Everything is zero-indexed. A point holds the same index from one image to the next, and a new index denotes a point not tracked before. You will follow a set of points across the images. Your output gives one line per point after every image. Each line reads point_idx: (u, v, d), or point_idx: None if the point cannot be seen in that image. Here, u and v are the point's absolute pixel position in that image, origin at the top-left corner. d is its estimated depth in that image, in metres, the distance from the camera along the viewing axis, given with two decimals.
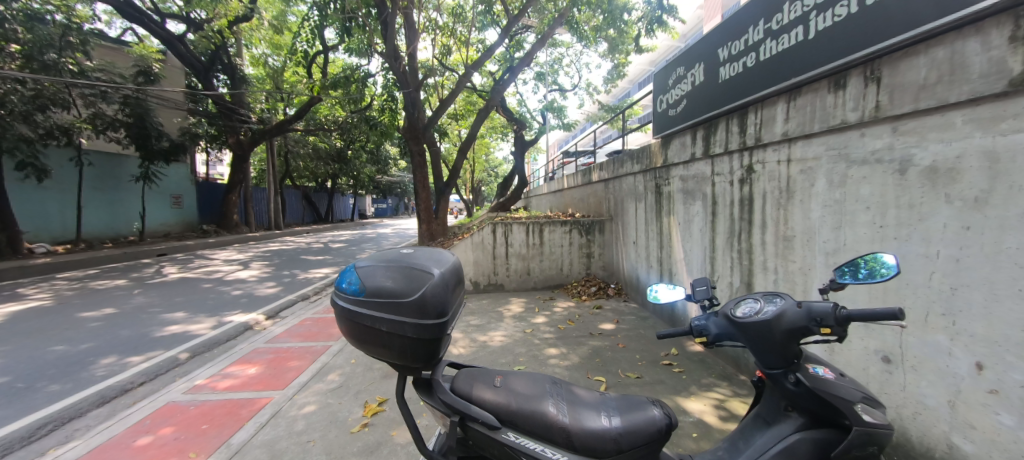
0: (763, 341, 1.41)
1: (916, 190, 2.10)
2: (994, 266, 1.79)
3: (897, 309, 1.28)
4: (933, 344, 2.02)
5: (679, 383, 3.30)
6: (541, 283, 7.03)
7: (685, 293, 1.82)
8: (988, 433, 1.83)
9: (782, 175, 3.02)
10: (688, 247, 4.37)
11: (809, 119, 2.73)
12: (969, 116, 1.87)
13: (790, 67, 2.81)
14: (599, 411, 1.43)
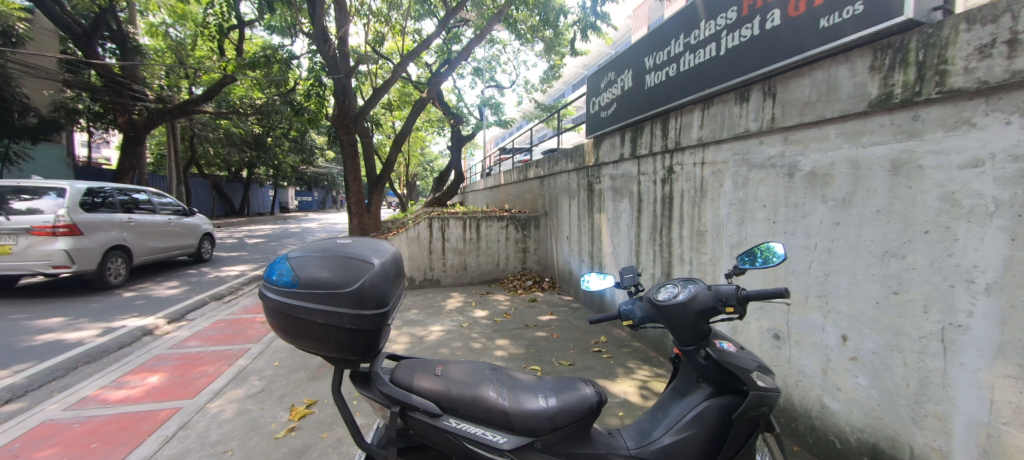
0: (679, 321, 1.58)
1: (800, 192, 2.46)
2: (854, 255, 2.17)
3: (784, 289, 1.51)
4: (811, 321, 2.40)
5: (607, 368, 3.55)
6: (478, 278, 7.07)
7: (614, 281, 1.97)
8: (848, 392, 2.21)
9: (696, 176, 3.36)
10: (616, 241, 4.67)
11: (719, 127, 3.07)
12: (840, 129, 2.24)
13: (704, 79, 3.12)
14: (536, 393, 1.51)
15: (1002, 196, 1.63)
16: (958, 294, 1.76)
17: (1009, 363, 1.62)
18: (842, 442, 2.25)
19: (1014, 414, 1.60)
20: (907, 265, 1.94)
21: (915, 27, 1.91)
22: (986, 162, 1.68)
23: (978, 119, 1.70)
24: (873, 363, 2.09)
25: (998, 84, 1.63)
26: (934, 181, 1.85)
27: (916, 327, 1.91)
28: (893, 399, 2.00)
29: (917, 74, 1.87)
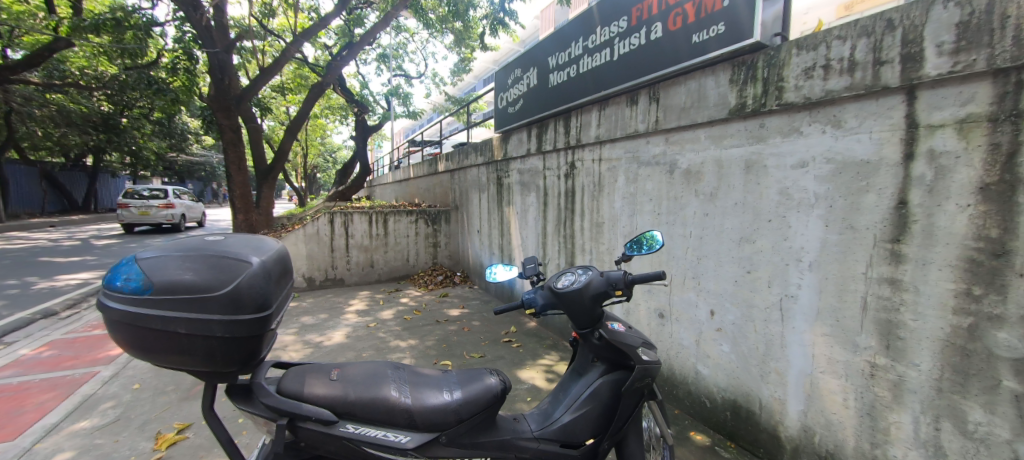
0: (576, 306, 1.68)
1: (678, 187, 2.79)
2: (719, 242, 2.53)
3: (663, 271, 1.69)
4: (688, 300, 2.75)
5: (516, 356, 3.66)
6: (386, 275, 6.75)
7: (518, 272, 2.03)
8: (715, 359, 2.58)
9: (595, 172, 3.61)
10: (525, 234, 4.83)
11: (613, 127, 3.33)
12: (708, 133, 2.58)
13: (601, 81, 3.35)
14: (441, 388, 1.49)
15: (820, 191, 2.03)
16: (791, 270, 2.16)
17: (824, 324, 2.03)
18: (710, 402, 2.62)
19: (827, 364, 2.02)
20: (757, 248, 2.32)
21: (762, 49, 2.27)
22: (809, 163, 2.08)
23: (804, 128, 2.09)
24: (732, 333, 2.46)
25: (817, 100, 2.01)
26: (775, 178, 2.23)
27: (762, 300, 2.30)
28: (747, 361, 2.39)
29: (763, 88, 2.23)
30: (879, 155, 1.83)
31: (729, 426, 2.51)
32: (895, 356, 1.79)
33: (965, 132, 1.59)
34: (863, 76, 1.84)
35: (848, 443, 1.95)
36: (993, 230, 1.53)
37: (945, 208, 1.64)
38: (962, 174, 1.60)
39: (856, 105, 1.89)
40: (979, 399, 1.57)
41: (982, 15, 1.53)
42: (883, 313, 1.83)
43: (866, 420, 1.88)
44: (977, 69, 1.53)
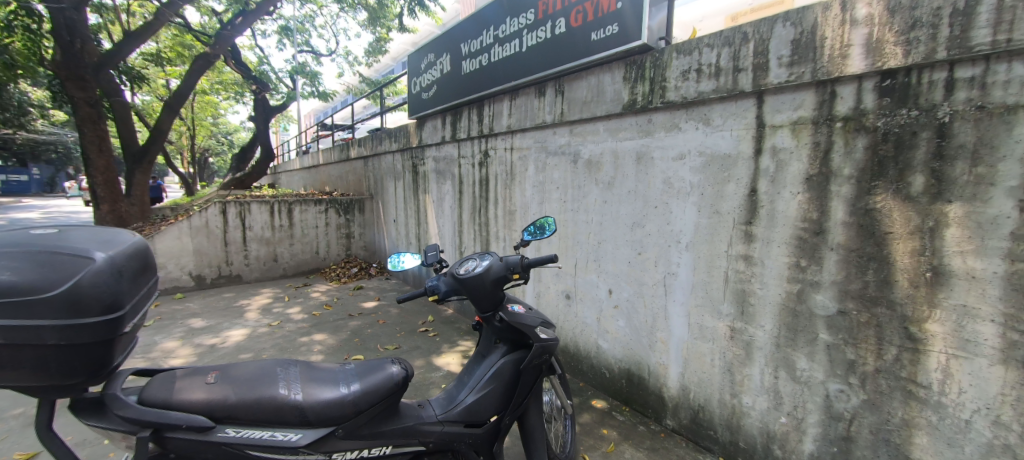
0: (477, 291, 1.74)
1: (582, 176, 2.98)
2: (615, 227, 2.76)
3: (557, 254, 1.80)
4: (590, 281, 2.97)
5: (433, 345, 3.66)
6: (292, 269, 6.24)
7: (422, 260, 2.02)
8: (613, 333, 2.83)
9: (507, 161, 3.70)
10: (442, 222, 4.80)
11: (523, 117, 3.43)
12: (606, 126, 2.79)
13: (511, 71, 3.42)
14: (338, 382, 1.46)
15: (694, 180, 2.32)
16: (672, 251, 2.44)
17: (697, 296, 2.33)
18: (609, 372, 2.88)
19: (699, 330, 2.33)
20: (646, 232, 2.57)
21: (649, 51, 2.50)
22: (686, 156, 2.35)
23: (682, 125, 2.36)
24: (627, 309, 2.72)
25: (692, 100, 2.28)
26: (660, 169, 2.49)
27: (650, 278, 2.57)
28: (638, 333, 2.66)
29: (650, 87, 2.47)
30: (737, 149, 2.13)
31: (624, 393, 2.78)
32: (747, 319, 2.13)
33: (796, 132, 1.93)
34: (726, 80, 2.13)
35: (714, 397, 2.29)
36: (814, 213, 1.88)
37: (783, 195, 1.98)
38: (794, 167, 1.94)
39: (721, 105, 2.18)
40: (804, 350, 1.94)
41: (808, 35, 1.85)
42: (739, 284, 2.15)
43: (727, 376, 2.22)
44: (805, 80, 1.86)
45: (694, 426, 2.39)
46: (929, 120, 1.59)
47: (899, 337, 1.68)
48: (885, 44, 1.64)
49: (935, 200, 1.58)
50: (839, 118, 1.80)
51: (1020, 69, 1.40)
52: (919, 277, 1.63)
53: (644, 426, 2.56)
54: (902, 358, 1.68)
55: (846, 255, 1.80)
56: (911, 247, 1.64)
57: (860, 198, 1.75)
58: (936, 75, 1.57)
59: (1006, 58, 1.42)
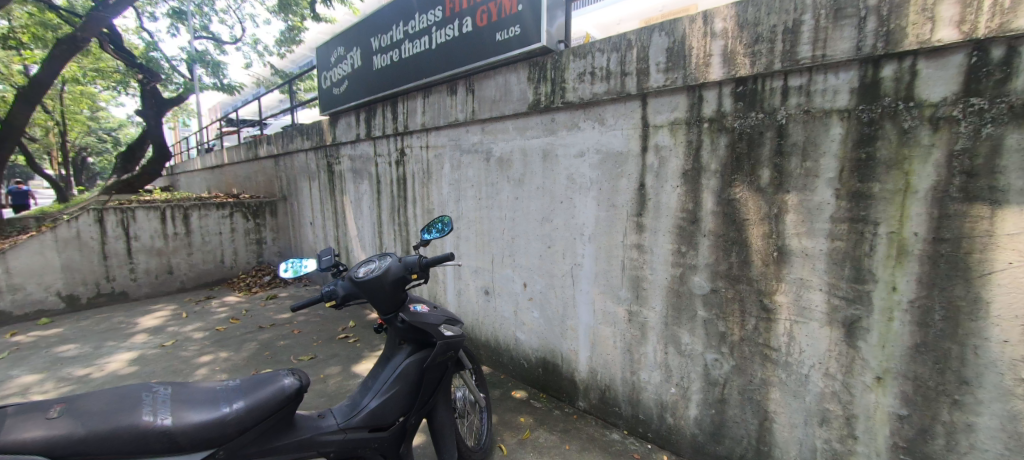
0: (376, 294, 1.74)
1: (495, 174, 3.07)
2: (527, 222, 2.87)
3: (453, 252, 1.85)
4: (506, 275, 3.07)
5: (352, 352, 3.53)
6: (192, 282, 5.63)
7: (314, 264, 1.91)
8: (529, 325, 2.94)
9: (423, 159, 3.67)
10: (361, 223, 4.63)
11: (437, 115, 3.42)
12: (514, 125, 2.89)
13: (422, 68, 3.37)
14: (218, 401, 1.36)
15: (593, 176, 2.48)
16: (577, 242, 2.59)
17: (600, 284, 2.50)
18: (527, 362, 2.99)
19: (603, 315, 2.51)
20: (554, 226, 2.71)
21: (549, 53, 2.61)
22: (585, 153, 2.51)
23: (581, 124, 2.52)
24: (540, 300, 2.84)
25: (588, 101, 2.44)
26: (564, 166, 2.63)
27: (559, 269, 2.71)
28: (551, 323, 2.80)
29: (551, 88, 2.59)
30: (627, 147, 2.32)
31: (541, 381, 2.91)
32: (641, 303, 2.33)
33: (674, 131, 2.14)
34: (615, 83, 2.30)
35: (618, 376, 2.48)
36: (689, 204, 2.11)
37: (665, 189, 2.19)
38: (673, 163, 2.15)
39: (613, 106, 2.35)
40: (686, 326, 2.17)
41: (679, 44, 2.06)
42: (634, 271, 2.35)
43: (627, 355, 2.42)
44: (678, 85, 2.07)
45: (602, 405, 2.58)
46: (772, 122, 1.85)
47: (757, 309, 1.95)
48: (736, 55, 1.88)
49: (778, 191, 1.85)
50: (706, 119, 2.03)
51: (832, 80, 1.69)
52: (769, 256, 1.90)
53: (559, 410, 2.70)
54: (759, 326, 1.95)
55: (715, 240, 2.04)
56: (762, 231, 1.90)
57: (724, 190, 2.00)
58: (775, 83, 1.83)
59: (822, 70, 1.70)
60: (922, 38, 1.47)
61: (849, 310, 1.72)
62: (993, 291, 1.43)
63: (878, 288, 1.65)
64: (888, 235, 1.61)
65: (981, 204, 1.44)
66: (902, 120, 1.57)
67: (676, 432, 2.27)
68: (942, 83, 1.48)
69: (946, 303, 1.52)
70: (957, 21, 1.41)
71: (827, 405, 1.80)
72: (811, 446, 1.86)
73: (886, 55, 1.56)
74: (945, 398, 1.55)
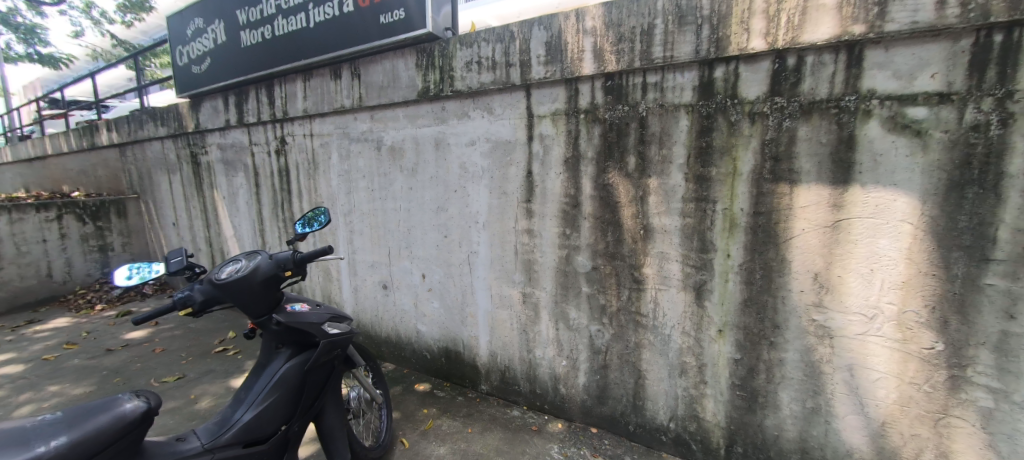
0: (243, 295, 1.60)
1: (386, 164, 2.96)
2: (422, 212, 2.85)
3: (331, 245, 1.77)
4: (404, 267, 3.01)
5: (231, 365, 3.16)
6: (5, 303, 4.49)
7: (161, 271, 1.64)
8: (430, 315, 2.94)
9: (307, 148, 3.38)
10: (238, 221, 4.12)
11: (320, 100, 3.16)
12: (404, 113, 2.81)
13: (299, 48, 3.08)
14: (29, 440, 1.11)
15: (484, 165, 2.54)
16: (472, 230, 2.64)
17: (495, 270, 2.60)
18: (429, 353, 2.99)
19: (500, 299, 2.61)
20: (449, 215, 2.73)
21: (436, 40, 2.58)
22: (475, 142, 2.56)
23: (471, 113, 2.55)
24: (439, 290, 2.85)
25: (476, 90, 2.47)
26: (456, 155, 2.65)
27: (456, 258, 2.74)
28: (451, 312, 2.83)
29: (440, 76, 2.57)
30: (514, 136, 2.41)
31: (444, 370, 2.93)
32: (533, 284, 2.47)
33: (555, 121, 2.28)
34: (500, 73, 2.36)
35: (516, 356, 2.60)
36: (571, 189, 2.27)
37: (550, 175, 2.33)
38: (555, 151, 2.30)
39: (500, 96, 2.43)
40: (573, 302, 2.35)
41: (556, 39, 2.18)
42: (526, 255, 2.47)
43: (523, 335, 2.56)
44: (557, 77, 2.20)
45: (503, 386, 2.68)
46: (635, 114, 2.07)
47: (629, 281, 2.19)
48: (604, 51, 2.06)
49: (642, 176, 2.09)
50: (582, 111, 2.19)
51: (679, 78, 1.94)
52: (637, 234, 2.13)
53: (462, 396, 2.75)
54: (632, 296, 2.19)
55: (594, 222, 2.23)
56: (631, 212, 2.13)
57: (599, 175, 2.19)
58: (636, 79, 2.04)
59: (671, 70, 1.95)
60: (741, 46, 1.77)
61: (698, 276, 2.02)
62: (792, 253, 1.81)
63: (717, 256, 1.96)
64: (723, 212, 1.92)
65: (784, 183, 1.79)
66: (731, 115, 1.86)
67: (568, 400, 2.47)
68: (756, 84, 1.80)
69: (764, 265, 1.87)
70: (764, 33, 1.72)
71: (684, 358, 2.11)
72: (674, 395, 2.16)
73: (717, 59, 1.84)
74: (764, 341, 1.91)
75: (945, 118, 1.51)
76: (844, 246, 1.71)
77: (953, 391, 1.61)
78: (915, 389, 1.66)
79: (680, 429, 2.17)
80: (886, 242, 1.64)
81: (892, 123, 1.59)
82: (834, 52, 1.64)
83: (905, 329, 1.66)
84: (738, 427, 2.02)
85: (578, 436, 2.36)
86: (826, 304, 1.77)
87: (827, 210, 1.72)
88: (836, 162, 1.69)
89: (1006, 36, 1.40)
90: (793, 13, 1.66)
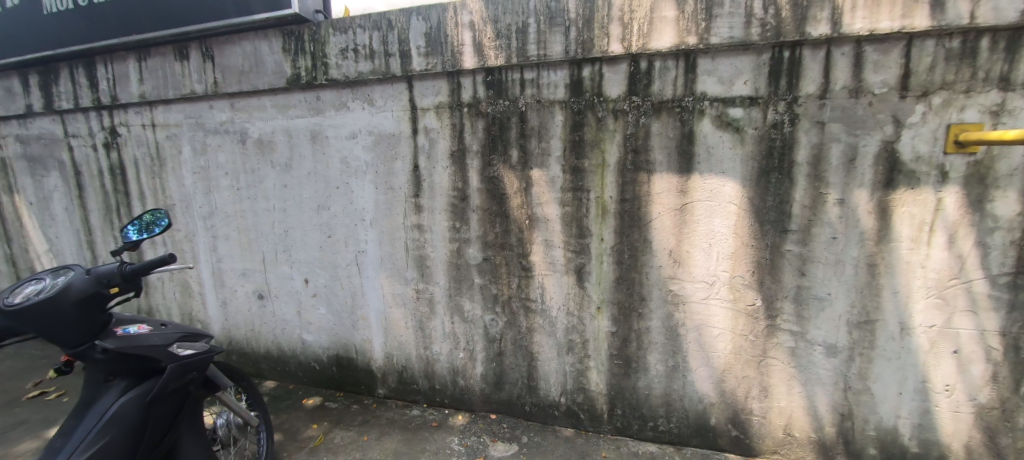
0: (50, 322, 1.32)
1: (254, 158, 2.64)
2: (300, 211, 2.61)
3: (171, 254, 1.52)
4: (282, 273, 2.73)
5: (52, 411, 2.54)
6: None
7: None
8: (316, 323, 2.72)
9: (148, 141, 2.84)
10: (55, 233, 3.31)
11: (161, 84, 2.68)
12: (272, 101, 2.53)
13: (127, 21, 2.56)
14: None
15: (367, 159, 2.41)
16: (359, 229, 2.50)
17: (386, 268, 2.50)
18: (318, 363, 2.77)
19: (392, 298, 2.52)
20: (332, 214, 2.54)
21: (305, 23, 2.36)
22: (357, 135, 2.41)
23: (349, 104, 2.39)
24: (325, 295, 2.65)
25: (353, 80, 2.32)
26: (335, 148, 2.47)
27: (343, 259, 2.58)
28: (340, 317, 2.65)
29: (312, 62, 2.36)
30: (398, 129, 2.33)
31: (336, 379, 2.74)
32: (427, 280, 2.43)
33: (439, 114, 2.26)
34: (379, 63, 2.26)
35: (413, 354, 2.55)
36: (459, 182, 2.28)
37: (437, 169, 2.30)
38: (441, 144, 2.28)
39: (380, 87, 2.32)
40: (467, 294, 2.38)
41: (435, 30, 2.15)
42: (417, 251, 2.42)
43: (419, 332, 2.51)
44: (438, 70, 2.18)
45: (402, 386, 2.61)
46: (515, 109, 2.15)
47: (518, 269, 2.28)
48: (484, 46, 2.09)
49: (525, 168, 2.19)
50: (465, 104, 2.21)
51: (552, 76, 2.07)
52: (523, 224, 2.23)
53: (357, 404, 2.61)
54: (521, 284, 2.29)
55: (482, 214, 2.28)
56: (517, 203, 2.22)
57: (485, 168, 2.24)
58: (515, 75, 2.12)
59: (544, 68, 2.06)
60: (603, 49, 1.94)
61: (578, 260, 2.19)
62: (652, 234, 2.07)
63: (593, 240, 2.15)
64: (596, 200, 2.11)
65: (643, 173, 2.03)
66: (598, 112, 2.04)
67: (467, 392, 2.50)
68: (617, 84, 2.00)
69: (631, 246, 2.10)
70: (621, 38, 1.92)
71: (571, 336, 2.28)
72: (564, 371, 2.33)
73: (584, 59, 2.00)
74: (634, 312, 2.16)
75: (755, 118, 1.86)
76: (689, 226, 2.01)
77: (770, 337, 2.01)
78: (744, 340, 2.04)
79: (570, 401, 2.35)
80: (720, 221, 1.97)
81: (719, 121, 1.90)
82: (676, 59, 1.90)
83: (735, 291, 2.01)
84: (618, 392, 2.26)
85: (479, 424, 2.41)
86: (679, 276, 2.07)
87: (675, 195, 2.00)
88: (681, 153, 1.97)
89: (791, 53, 1.77)
90: (642, 22, 1.88)
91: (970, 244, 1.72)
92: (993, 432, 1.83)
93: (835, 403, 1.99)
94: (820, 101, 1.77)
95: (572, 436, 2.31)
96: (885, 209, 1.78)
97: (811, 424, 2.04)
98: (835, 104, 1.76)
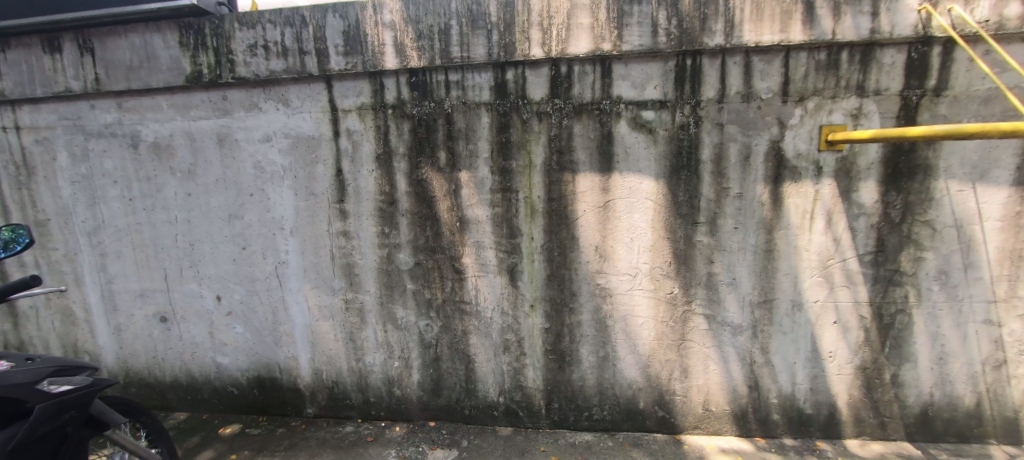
0: None
1: (149, 164, 2.35)
2: (207, 222, 2.37)
3: (35, 275, 1.30)
4: (189, 291, 2.47)
5: None
6: None
7: None
8: (233, 344, 2.49)
9: (10, 146, 2.43)
10: None
11: (25, 80, 2.30)
12: (170, 101, 2.28)
13: None
14: None
15: (285, 163, 2.26)
16: (277, 238, 2.33)
17: (310, 279, 2.35)
18: (237, 388, 2.54)
19: (319, 311, 2.38)
20: (246, 224, 2.34)
21: (206, 16, 2.16)
22: (271, 137, 2.25)
23: (261, 104, 2.22)
24: (242, 312, 2.44)
25: (264, 78, 2.17)
26: (247, 152, 2.28)
27: (260, 272, 2.38)
28: (260, 334, 2.45)
29: (215, 59, 2.16)
30: (318, 131, 2.21)
31: (259, 403, 2.53)
32: (356, 288, 2.33)
33: (362, 116, 2.17)
34: (294, 61, 2.13)
35: (344, 368, 2.42)
36: (386, 186, 2.21)
37: (362, 173, 2.22)
38: (366, 147, 2.20)
39: (296, 86, 2.18)
40: (399, 301, 2.31)
41: (354, 29, 2.07)
42: (344, 258, 2.31)
43: (349, 344, 2.39)
44: (359, 70, 2.10)
45: (333, 403, 2.47)
46: (441, 110, 2.13)
47: (451, 272, 2.26)
48: (405, 47, 2.05)
49: (453, 170, 2.17)
50: (389, 106, 2.15)
51: (477, 78, 2.08)
52: (454, 226, 2.22)
53: (283, 427, 2.43)
54: (455, 286, 2.27)
55: (412, 218, 2.23)
56: (447, 205, 2.20)
57: (413, 171, 2.19)
58: (439, 77, 2.10)
59: (469, 70, 2.07)
60: (525, 53, 1.99)
61: (510, 259, 2.22)
62: (579, 231, 2.15)
63: (524, 239, 2.19)
64: (525, 200, 2.15)
65: (568, 172, 2.11)
66: (523, 114, 2.09)
67: (404, 401, 2.43)
68: (540, 87, 2.06)
69: (559, 243, 2.17)
70: (541, 43, 1.98)
71: (507, 336, 2.30)
72: (501, 371, 2.34)
73: (507, 62, 2.03)
74: (566, 308, 2.23)
75: (665, 120, 2.01)
76: (612, 222, 2.12)
77: (687, 322, 2.18)
78: (666, 326, 2.19)
79: (509, 400, 2.37)
80: (639, 216, 2.10)
81: (634, 122, 2.03)
82: (593, 64, 2.00)
83: (655, 281, 2.16)
84: (554, 386, 2.32)
85: (418, 434, 2.35)
86: (605, 269, 2.17)
87: (598, 193, 2.11)
88: (602, 154, 2.08)
89: (693, 61, 1.94)
90: (560, 28, 1.95)
91: (843, 228, 2.00)
92: (867, 389, 2.14)
93: (744, 377, 2.21)
94: (719, 105, 1.96)
95: (511, 435, 2.33)
96: (776, 200, 2.01)
97: (725, 398, 2.25)
98: (732, 107, 1.96)
